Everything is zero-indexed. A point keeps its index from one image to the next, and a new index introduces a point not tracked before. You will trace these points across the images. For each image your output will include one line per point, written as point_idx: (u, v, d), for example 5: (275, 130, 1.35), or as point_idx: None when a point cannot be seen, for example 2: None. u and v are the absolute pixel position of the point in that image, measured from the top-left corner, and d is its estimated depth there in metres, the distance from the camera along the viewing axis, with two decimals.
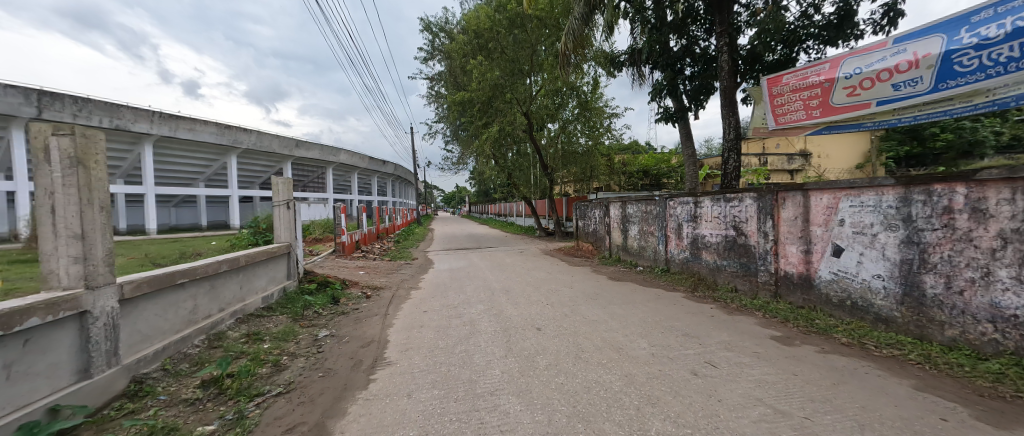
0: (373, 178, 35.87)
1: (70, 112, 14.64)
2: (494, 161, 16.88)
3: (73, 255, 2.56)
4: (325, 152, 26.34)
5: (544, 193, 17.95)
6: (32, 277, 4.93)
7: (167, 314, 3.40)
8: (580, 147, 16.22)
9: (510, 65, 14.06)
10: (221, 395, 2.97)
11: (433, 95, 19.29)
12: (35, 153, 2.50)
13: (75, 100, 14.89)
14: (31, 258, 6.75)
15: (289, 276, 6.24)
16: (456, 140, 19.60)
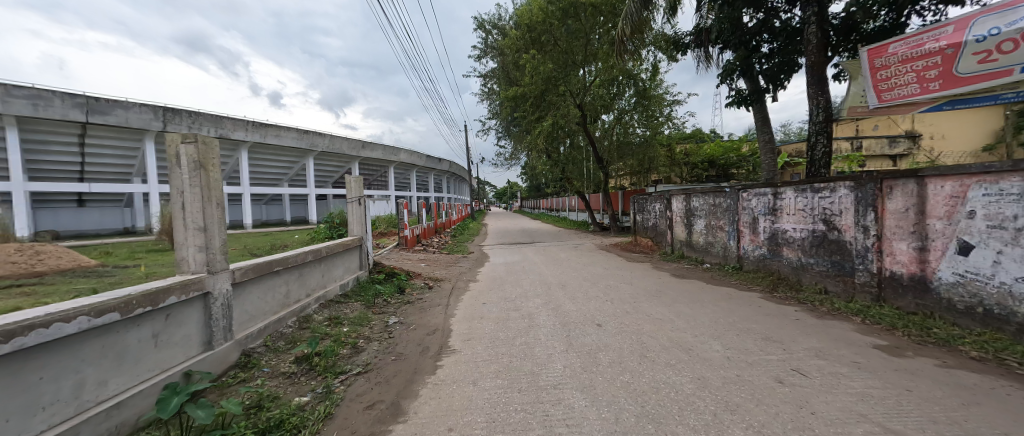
0: (430, 176, 37.45)
1: (187, 124, 17.39)
2: (546, 156, 16.76)
3: (198, 245, 3.03)
4: (388, 153, 28.13)
5: (598, 186, 17.46)
6: (164, 264, 5.95)
7: (267, 296, 3.89)
8: (636, 138, 15.53)
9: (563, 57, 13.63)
10: (312, 370, 3.35)
11: (486, 92, 19.55)
12: (170, 159, 2.99)
13: (191, 114, 17.59)
14: (161, 248, 8.13)
15: (361, 267, 6.79)
16: (509, 136, 19.73)
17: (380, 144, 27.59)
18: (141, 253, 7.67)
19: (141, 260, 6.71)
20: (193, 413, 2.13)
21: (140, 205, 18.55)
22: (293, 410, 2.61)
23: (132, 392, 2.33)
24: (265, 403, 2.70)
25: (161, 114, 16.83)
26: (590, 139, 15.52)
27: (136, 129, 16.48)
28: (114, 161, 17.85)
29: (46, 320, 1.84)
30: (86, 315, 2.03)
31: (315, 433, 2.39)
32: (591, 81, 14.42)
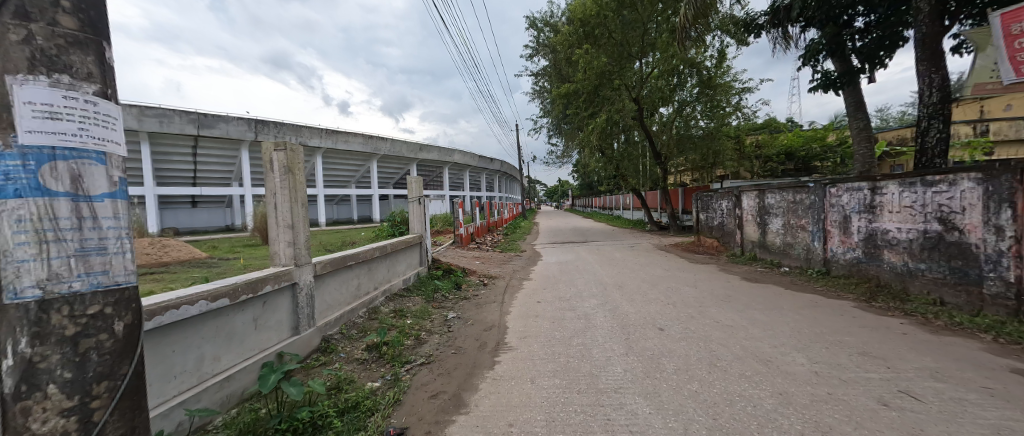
0: (483, 176, 38.25)
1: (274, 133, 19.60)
2: (599, 153, 16.29)
3: (288, 240, 3.39)
4: (443, 154, 29.23)
5: (656, 183, 16.59)
6: (255, 257, 6.75)
7: (342, 288, 4.25)
8: (698, 131, 14.61)
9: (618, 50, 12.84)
10: (381, 358, 3.60)
11: (538, 90, 19.44)
12: (266, 165, 3.39)
13: (276, 124, 19.76)
14: (253, 244, 9.22)
15: (421, 263, 7.15)
16: (560, 134, 19.53)
17: (435, 147, 28.63)
18: (236, 248, 8.76)
19: (237, 254, 7.66)
20: (285, 389, 2.39)
21: (237, 206, 21.24)
22: (367, 394, 2.83)
23: (239, 368, 2.69)
24: (343, 385, 2.95)
25: (254, 126, 19.06)
26: (647, 134, 14.81)
27: (234, 140, 18.84)
28: (218, 168, 20.59)
29: (177, 303, 2.18)
30: (203, 300, 2.37)
31: (386, 416, 2.57)
32: (649, 73, 13.72)
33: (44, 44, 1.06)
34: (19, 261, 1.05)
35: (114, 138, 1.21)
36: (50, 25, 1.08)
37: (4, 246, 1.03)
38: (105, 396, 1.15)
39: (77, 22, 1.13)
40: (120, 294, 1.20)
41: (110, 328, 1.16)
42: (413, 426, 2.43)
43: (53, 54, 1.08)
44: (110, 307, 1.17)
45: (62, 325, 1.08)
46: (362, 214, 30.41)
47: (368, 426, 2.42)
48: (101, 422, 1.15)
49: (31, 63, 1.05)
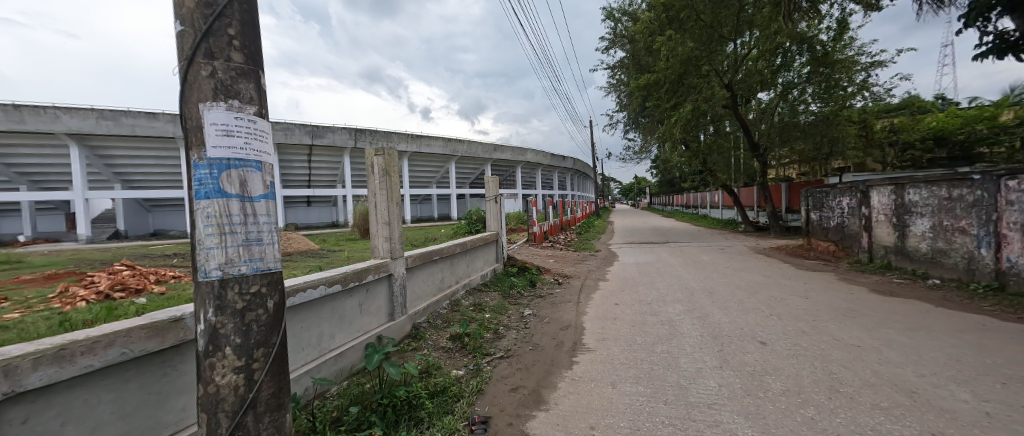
0: (555, 174, 38.06)
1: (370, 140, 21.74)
2: (683, 147, 15.08)
3: (386, 236, 3.74)
4: (516, 153, 29.72)
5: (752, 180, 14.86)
6: (353, 250, 7.55)
7: (428, 281, 4.59)
8: (807, 117, 12.69)
9: (708, 32, 11.68)
10: (463, 348, 3.81)
11: (614, 84, 18.65)
12: (368, 168, 3.79)
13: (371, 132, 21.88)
14: (350, 239, 10.33)
15: (498, 260, 7.38)
16: (639, 128, 18.56)
17: (509, 147, 29.14)
18: (337, 242, 9.89)
19: (340, 247, 8.67)
20: (386, 368, 2.66)
21: (340, 205, 24.06)
22: (453, 381, 3.02)
23: (349, 346, 3.08)
24: (433, 370, 3.19)
25: (354, 134, 21.36)
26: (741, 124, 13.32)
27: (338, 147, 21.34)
28: (325, 172, 23.53)
29: (304, 288, 2.57)
30: (322, 285, 2.74)
31: (471, 404, 2.72)
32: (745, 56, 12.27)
33: (223, 78, 1.33)
34: (207, 248, 1.33)
35: (266, 150, 1.46)
36: (226, 60, 1.34)
37: (198, 237, 1.31)
38: (262, 360, 1.39)
39: (244, 56, 1.38)
40: (271, 277, 1.44)
41: (265, 305, 1.41)
42: (495, 416, 2.54)
43: (229, 84, 1.34)
44: (264, 287, 1.41)
45: (234, 299, 1.35)
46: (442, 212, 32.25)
47: (455, 411, 2.60)
48: (258, 381, 1.39)
49: (215, 93, 1.32)
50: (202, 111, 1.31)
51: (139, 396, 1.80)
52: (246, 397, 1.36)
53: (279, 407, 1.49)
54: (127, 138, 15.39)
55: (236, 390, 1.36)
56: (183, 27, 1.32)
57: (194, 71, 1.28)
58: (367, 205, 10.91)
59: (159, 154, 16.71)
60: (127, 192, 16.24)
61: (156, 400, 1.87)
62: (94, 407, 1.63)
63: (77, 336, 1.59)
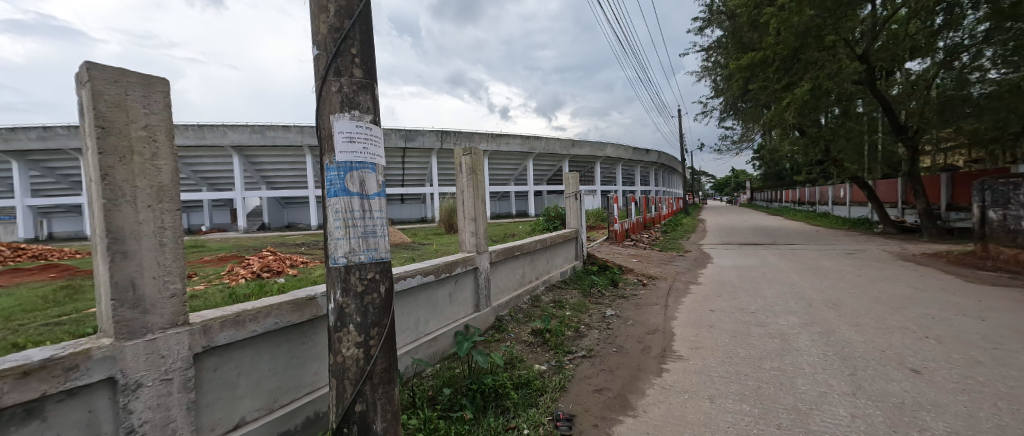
0: (637, 168, 36.07)
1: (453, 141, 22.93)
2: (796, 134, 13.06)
3: (472, 231, 3.94)
4: (595, 148, 28.83)
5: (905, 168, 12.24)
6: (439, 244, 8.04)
7: (510, 275, 4.73)
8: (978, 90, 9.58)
9: None
10: (545, 344, 3.86)
11: (710, 67, 16.92)
12: (457, 166, 4.01)
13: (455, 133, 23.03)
14: (435, 234, 11.04)
15: (577, 257, 7.29)
16: (739, 115, 16.62)
17: (587, 142, 28.39)
18: (424, 236, 10.63)
19: (429, 240, 9.32)
20: (474, 355, 2.79)
21: (428, 202, 25.87)
22: (537, 375, 3.09)
23: (441, 332, 3.32)
24: (516, 362, 3.29)
25: (440, 136, 22.71)
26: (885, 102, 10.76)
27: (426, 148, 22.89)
28: (415, 172, 25.47)
29: (404, 276, 2.85)
30: (418, 274, 3.01)
31: (555, 399, 2.75)
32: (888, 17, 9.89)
33: (347, 91, 1.52)
34: (335, 239, 1.55)
35: (378, 153, 1.64)
36: (350, 76, 1.53)
37: (329, 229, 1.53)
38: (377, 338, 1.58)
39: (363, 71, 1.57)
40: (383, 265, 1.63)
41: (379, 290, 1.60)
42: (580, 415, 2.52)
43: (353, 97, 1.54)
44: (378, 275, 1.60)
45: (356, 283, 1.56)
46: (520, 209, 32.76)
47: (539, 405, 2.65)
48: (374, 356, 1.59)
49: (342, 106, 1.52)
50: (333, 121, 1.52)
51: (286, 358, 2.16)
52: (365, 369, 1.58)
53: (389, 381, 1.69)
54: (264, 147, 18.40)
55: (357, 362, 1.58)
56: (318, 51, 1.53)
57: (328, 87, 1.49)
58: (453, 202, 11.57)
59: (292, 159, 19.85)
60: (269, 191, 19.63)
61: (298, 363, 2.22)
62: (256, 364, 2.00)
63: (244, 306, 1.98)
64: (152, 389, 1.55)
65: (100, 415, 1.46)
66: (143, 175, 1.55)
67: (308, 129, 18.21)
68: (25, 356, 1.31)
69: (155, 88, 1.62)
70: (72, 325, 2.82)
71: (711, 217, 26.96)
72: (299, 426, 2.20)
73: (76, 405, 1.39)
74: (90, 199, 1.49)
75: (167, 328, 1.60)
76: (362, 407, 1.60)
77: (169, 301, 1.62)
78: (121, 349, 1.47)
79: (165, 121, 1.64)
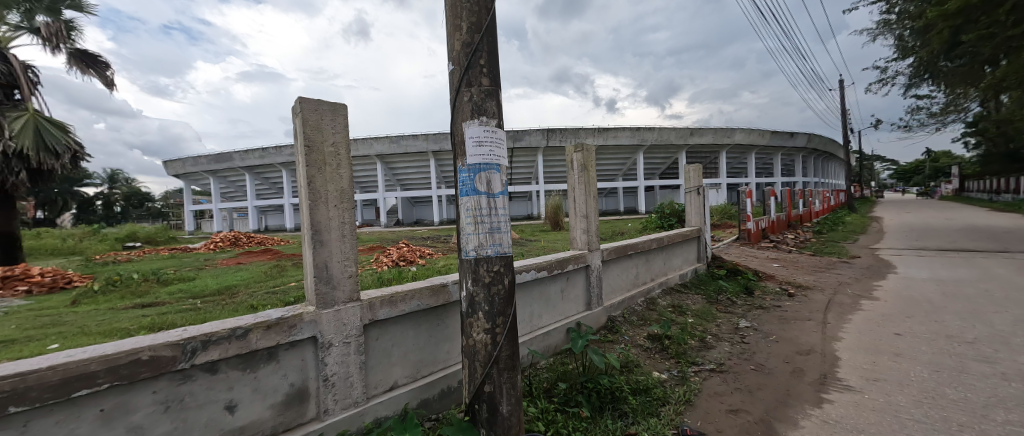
0: (776, 157, 30.73)
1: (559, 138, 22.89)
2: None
3: (584, 229, 3.90)
4: (720, 136, 25.51)
5: None
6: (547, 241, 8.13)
7: (623, 275, 4.55)
8: None
9: None
10: (664, 351, 3.62)
11: (889, 22, 13.29)
12: (569, 163, 4.01)
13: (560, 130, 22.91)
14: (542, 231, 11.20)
15: (699, 259, 6.61)
16: (939, 79, 12.67)
17: (710, 129, 25.28)
18: (532, 233, 10.86)
19: (537, 237, 9.47)
20: (590, 354, 2.75)
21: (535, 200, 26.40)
22: (657, 383, 2.92)
23: (554, 327, 3.39)
24: (633, 366, 3.16)
25: (546, 134, 22.86)
26: None
27: (532, 147, 23.32)
28: (523, 170, 26.19)
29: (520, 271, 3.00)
30: (532, 269, 3.13)
31: (679, 412, 2.57)
32: None
33: (477, 100, 1.67)
34: (466, 234, 1.72)
35: (501, 153, 1.75)
36: (479, 85, 1.67)
37: (461, 225, 1.72)
38: (502, 326, 1.71)
39: (490, 79, 1.69)
40: (506, 259, 1.74)
41: (503, 281, 1.72)
42: None
43: (482, 104, 1.67)
44: (502, 267, 1.72)
45: (485, 274, 1.70)
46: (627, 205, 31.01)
47: (662, 415, 2.50)
48: (500, 342, 1.72)
49: (472, 113, 1.67)
50: (465, 128, 1.69)
51: (427, 337, 2.46)
52: (492, 353, 1.72)
53: (513, 368, 1.80)
54: (395, 153, 21.16)
55: (486, 346, 1.72)
56: (453, 66, 1.71)
57: (461, 98, 1.66)
58: (559, 198, 11.56)
59: (418, 163, 22.40)
60: (402, 191, 22.63)
61: (436, 342, 2.51)
62: (404, 339, 2.34)
63: (396, 289, 2.34)
64: (338, 349, 1.98)
65: (308, 364, 1.94)
66: (332, 181, 1.97)
67: (432, 137, 20.26)
68: (265, 315, 1.82)
69: (341, 111, 2.03)
70: (280, 295, 3.75)
71: (889, 214, 21.35)
72: (436, 397, 2.47)
73: (294, 353, 1.89)
74: (300, 200, 1.96)
75: (347, 302, 2.01)
76: (491, 388, 1.75)
77: (348, 280, 2.03)
78: (319, 316, 1.91)
79: (346, 137, 2.04)
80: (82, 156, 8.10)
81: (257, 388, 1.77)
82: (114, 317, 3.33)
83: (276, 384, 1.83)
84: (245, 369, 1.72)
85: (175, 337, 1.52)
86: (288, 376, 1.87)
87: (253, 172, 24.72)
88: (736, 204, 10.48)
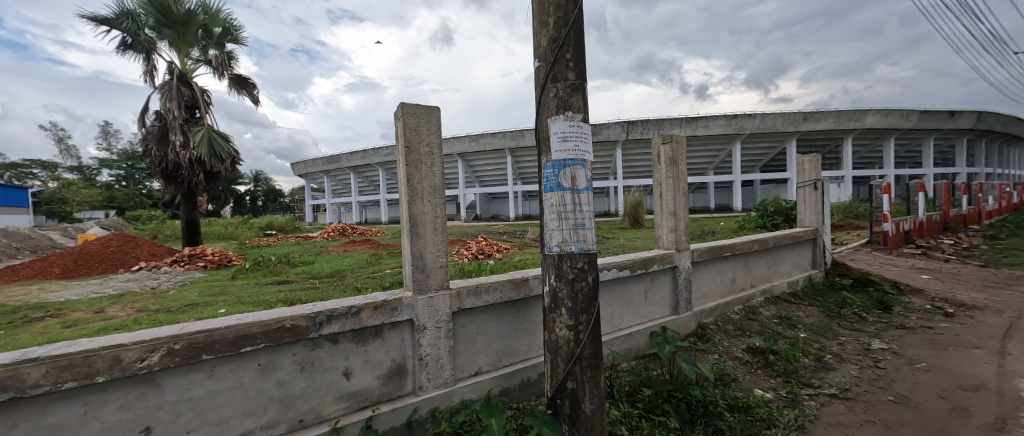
0: (925, 142, 25.03)
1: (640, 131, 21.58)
2: None
3: (671, 227, 3.65)
4: (843, 120, 21.64)
5: None
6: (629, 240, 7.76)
7: (717, 279, 4.15)
8: None
9: None
10: (768, 367, 3.22)
11: None
12: (655, 158, 3.77)
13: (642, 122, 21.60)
14: (622, 228, 10.72)
15: (813, 265, 5.73)
16: None
17: (829, 113, 21.58)
18: (612, 230, 10.47)
19: (615, 235, 9.09)
20: (679, 362, 2.56)
21: (614, 197, 25.35)
22: (759, 402, 2.62)
23: (636, 329, 3.24)
24: (729, 380, 2.88)
25: (626, 127, 21.76)
26: None
27: (611, 141, 22.40)
28: (602, 166, 25.32)
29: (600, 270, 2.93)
30: (614, 268, 3.02)
31: None
32: None
33: (562, 95, 1.66)
34: (550, 230, 1.73)
35: (585, 148, 1.71)
36: (565, 80, 1.66)
37: (545, 220, 1.74)
38: (586, 324, 1.69)
39: (576, 74, 1.66)
40: (590, 256, 1.71)
41: (587, 279, 1.69)
42: None
43: (568, 100, 1.66)
44: (586, 264, 1.70)
45: (568, 270, 1.70)
46: (721, 202, 28.08)
47: None
48: (583, 340, 1.70)
49: (557, 109, 1.66)
50: (550, 124, 1.69)
51: (509, 329, 2.54)
52: (576, 351, 1.71)
53: (597, 367, 1.77)
54: (475, 151, 22.02)
55: (569, 342, 1.72)
56: (539, 63, 1.72)
57: (547, 94, 1.67)
58: (640, 194, 10.95)
59: (495, 159, 23.02)
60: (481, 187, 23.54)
61: (517, 333, 2.58)
62: (488, 329, 2.44)
63: (482, 280, 2.45)
64: (431, 332, 2.15)
65: (406, 344, 2.14)
66: (426, 178, 2.14)
67: (508, 134, 20.66)
68: (372, 298, 2.06)
69: (435, 114, 2.18)
70: (380, 280, 4.23)
71: None
72: (517, 387, 2.54)
73: (396, 333, 2.10)
74: (401, 196, 2.16)
75: (438, 290, 2.17)
76: (573, 385, 1.74)
77: (440, 270, 2.19)
78: (416, 301, 2.09)
79: (440, 137, 2.19)
80: (238, 161, 9.99)
81: (367, 360, 2.01)
82: (260, 290, 4.09)
83: (381, 359, 2.06)
84: (358, 343, 1.97)
85: (307, 311, 1.82)
86: (391, 352, 2.09)
87: (355, 171, 27.88)
88: (867, 201, 8.78)
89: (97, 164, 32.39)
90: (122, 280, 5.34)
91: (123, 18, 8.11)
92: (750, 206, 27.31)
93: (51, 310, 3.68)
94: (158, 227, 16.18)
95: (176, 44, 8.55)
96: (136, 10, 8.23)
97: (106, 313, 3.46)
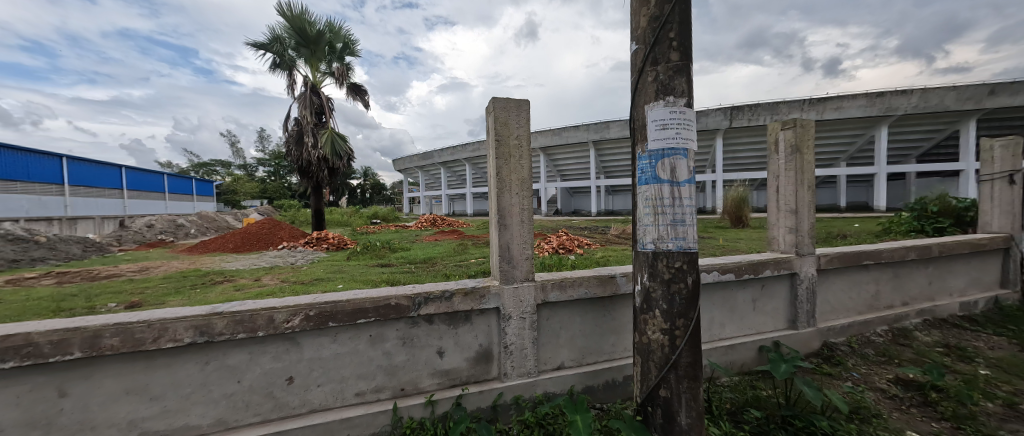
0: None
1: (749, 117, 18.95)
2: None
3: (789, 227, 3.15)
4: None
5: None
6: (730, 240, 6.93)
7: (853, 292, 3.46)
8: None
9: None
10: (928, 408, 2.58)
11: None
12: (773, 146, 3.26)
13: (751, 107, 18.95)
14: (721, 227, 9.62)
15: (1001, 283, 4.41)
16: None
17: None
18: (709, 229, 9.46)
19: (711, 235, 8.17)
20: (799, 386, 2.20)
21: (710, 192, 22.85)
22: None
23: (741, 341, 2.88)
24: (866, 414, 2.39)
25: (729, 114, 19.34)
26: None
27: (712, 130, 20.12)
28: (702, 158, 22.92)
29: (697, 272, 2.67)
30: (715, 270, 2.73)
31: None
32: None
33: (663, 79, 1.54)
34: (644, 225, 1.62)
35: (687, 136, 1.56)
36: (666, 62, 1.53)
37: (639, 214, 1.63)
38: (683, 329, 1.56)
39: (680, 54, 1.52)
40: (690, 256, 1.56)
41: (686, 280, 1.55)
42: None
43: (669, 83, 1.53)
44: (685, 264, 1.55)
45: (664, 269, 1.58)
46: (857, 199, 23.27)
47: None
48: (679, 347, 1.58)
49: (656, 94, 1.55)
50: (649, 110, 1.58)
51: (593, 326, 2.47)
52: (669, 356, 1.59)
53: (695, 377, 1.62)
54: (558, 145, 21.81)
55: (662, 346, 1.61)
56: (637, 45, 1.62)
57: (645, 77, 1.56)
58: (743, 189, 9.67)
59: (580, 153, 22.45)
60: (563, 181, 23.23)
61: (602, 332, 2.49)
62: (572, 325, 2.41)
63: (568, 275, 2.42)
64: (516, 322, 2.20)
65: (493, 331, 2.23)
66: (514, 171, 2.18)
67: (592, 126, 20.02)
68: (464, 284, 2.19)
69: (524, 107, 2.21)
70: (466, 268, 4.51)
71: None
72: (601, 387, 2.46)
73: (484, 320, 2.20)
74: (491, 188, 2.25)
75: (523, 281, 2.21)
76: (667, 393, 1.62)
77: (525, 261, 2.22)
78: (503, 291, 2.16)
79: (528, 130, 2.21)
80: (354, 158, 11.54)
81: (458, 342, 2.15)
82: (369, 271, 4.68)
83: (471, 342, 2.19)
84: (450, 326, 2.12)
85: (410, 292, 2.01)
86: (479, 337, 2.20)
87: (446, 167, 29.86)
88: None
89: (256, 163, 40.28)
90: (271, 256, 6.64)
91: (274, 43, 9.89)
92: (903, 205, 22.05)
93: (226, 275, 4.75)
94: (294, 214, 19.47)
95: (310, 61, 10.16)
96: (283, 35, 9.93)
97: (261, 281, 4.33)
